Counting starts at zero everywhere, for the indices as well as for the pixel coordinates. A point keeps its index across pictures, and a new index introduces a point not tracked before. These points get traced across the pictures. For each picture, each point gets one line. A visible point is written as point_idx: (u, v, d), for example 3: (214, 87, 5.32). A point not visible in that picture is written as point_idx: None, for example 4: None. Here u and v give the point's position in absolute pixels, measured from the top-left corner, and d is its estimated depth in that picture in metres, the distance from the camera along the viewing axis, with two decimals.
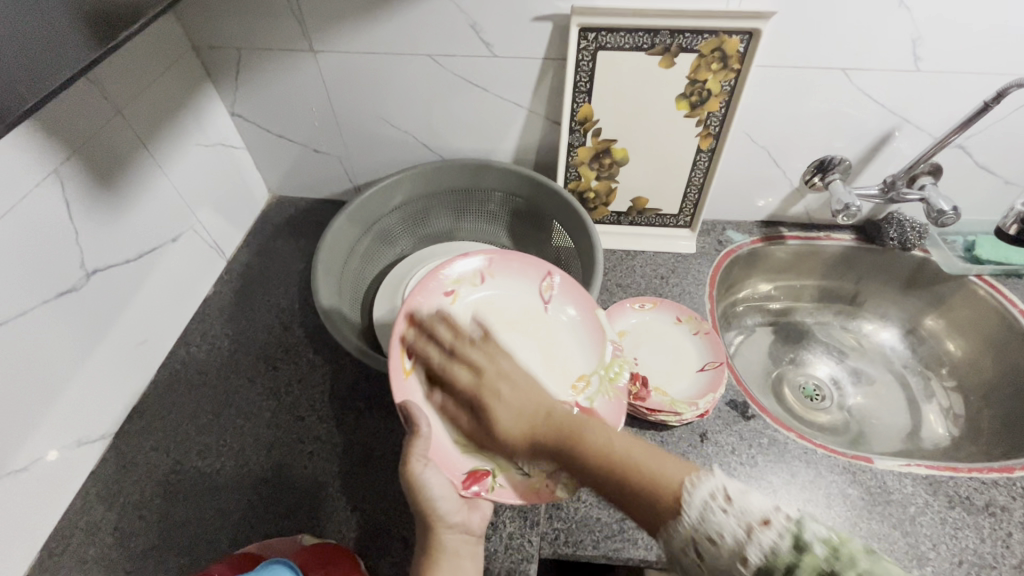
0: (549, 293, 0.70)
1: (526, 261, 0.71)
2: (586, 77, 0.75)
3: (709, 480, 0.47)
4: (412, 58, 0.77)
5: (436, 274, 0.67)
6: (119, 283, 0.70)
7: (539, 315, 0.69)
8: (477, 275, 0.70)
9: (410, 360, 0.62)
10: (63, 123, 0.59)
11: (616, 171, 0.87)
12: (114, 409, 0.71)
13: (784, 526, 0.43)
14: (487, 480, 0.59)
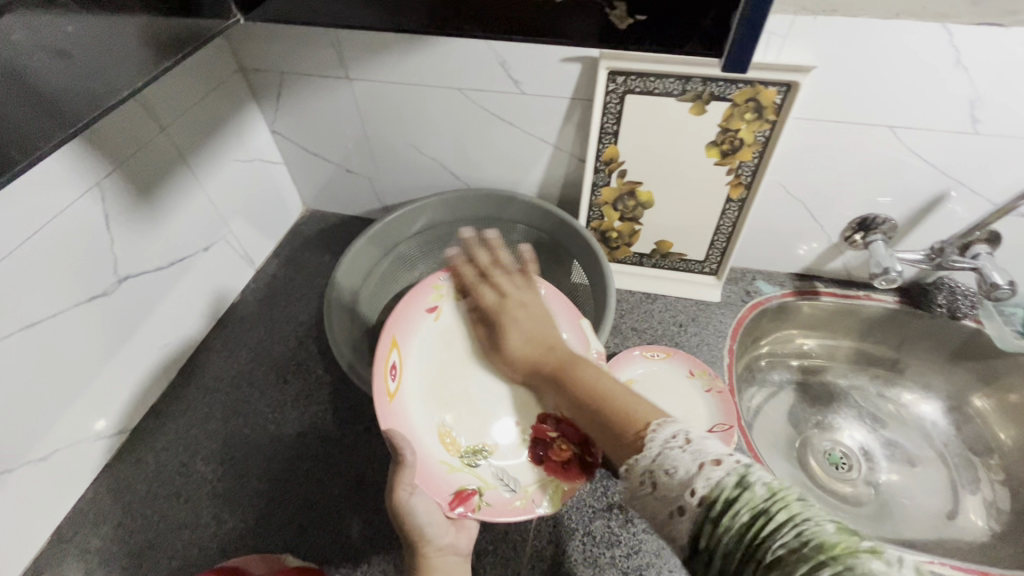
0: None
1: (508, 273, 0.71)
2: (613, 119, 0.74)
3: (672, 426, 0.44)
4: (442, 90, 0.79)
5: (417, 292, 0.68)
6: (148, 289, 0.74)
7: None
8: (462, 287, 0.70)
9: (394, 381, 0.63)
10: (110, 140, 0.64)
11: (640, 214, 0.85)
12: (134, 406, 0.75)
13: (734, 466, 0.38)
14: (473, 500, 0.59)
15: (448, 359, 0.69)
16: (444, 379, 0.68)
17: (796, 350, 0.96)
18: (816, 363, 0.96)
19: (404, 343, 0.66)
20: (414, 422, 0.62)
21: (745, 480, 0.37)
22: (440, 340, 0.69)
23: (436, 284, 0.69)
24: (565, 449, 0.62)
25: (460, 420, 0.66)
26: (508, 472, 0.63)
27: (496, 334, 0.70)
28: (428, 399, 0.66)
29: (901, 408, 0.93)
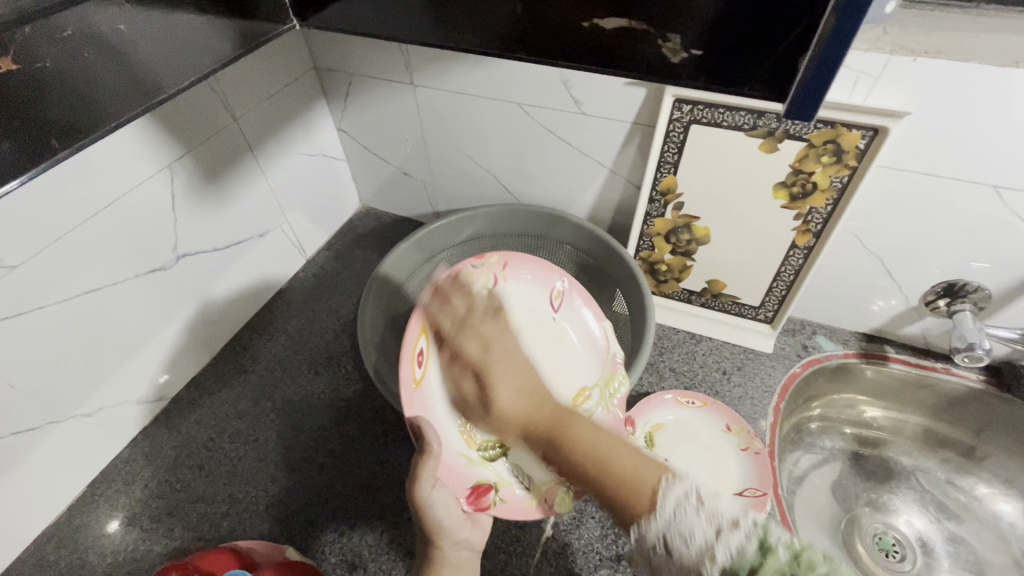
0: (558, 301, 0.69)
1: (538, 263, 0.68)
2: (674, 149, 0.71)
3: (679, 483, 0.45)
4: (502, 104, 0.78)
5: (453, 277, 0.62)
6: (203, 268, 0.78)
7: (546, 321, 0.70)
8: (493, 275, 0.66)
9: (420, 368, 0.60)
10: (186, 126, 0.68)
11: (694, 249, 0.80)
12: (176, 376, 0.79)
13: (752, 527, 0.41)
14: (488, 496, 0.61)
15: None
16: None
17: (854, 417, 0.87)
18: (876, 434, 0.86)
19: (433, 330, 0.62)
20: (437, 411, 0.62)
21: (765, 545, 0.40)
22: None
23: (470, 270, 0.63)
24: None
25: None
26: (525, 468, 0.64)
27: (523, 326, 0.69)
28: (451, 386, 0.64)
29: (975, 501, 0.81)
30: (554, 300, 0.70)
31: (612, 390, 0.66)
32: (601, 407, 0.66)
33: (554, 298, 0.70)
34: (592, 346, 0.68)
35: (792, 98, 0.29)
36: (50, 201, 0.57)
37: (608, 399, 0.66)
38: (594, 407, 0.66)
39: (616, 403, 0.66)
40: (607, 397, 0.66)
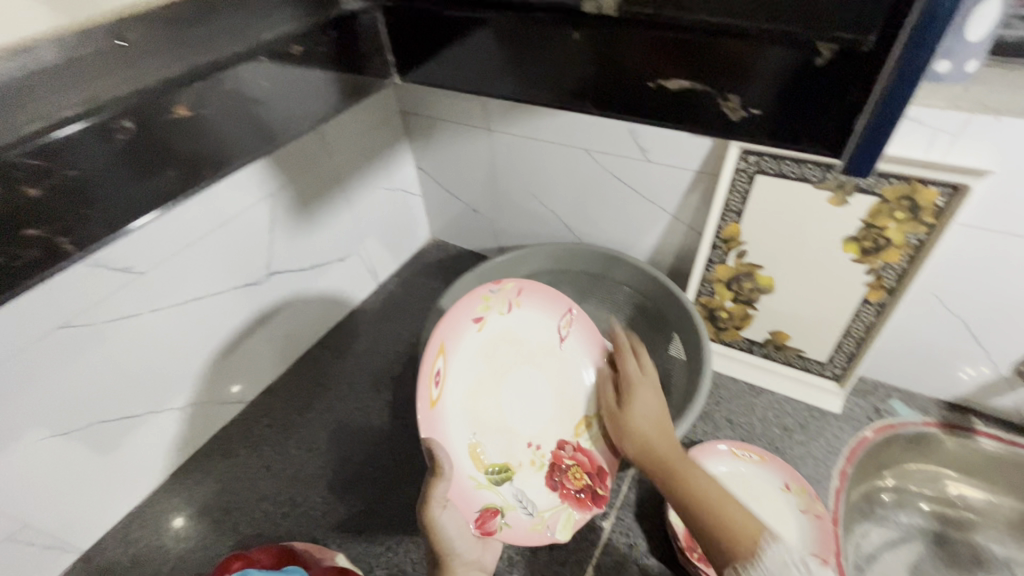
0: (566, 329, 0.69)
1: (553, 292, 0.68)
2: (739, 198, 0.71)
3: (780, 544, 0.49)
4: (570, 149, 0.83)
5: (470, 298, 0.63)
6: (288, 285, 0.86)
7: (554, 350, 0.69)
8: (508, 302, 0.67)
9: (436, 389, 0.60)
10: (289, 159, 0.78)
11: (756, 298, 0.79)
12: (256, 381, 0.87)
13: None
14: (495, 521, 0.60)
15: (484, 370, 0.65)
16: (479, 392, 0.65)
17: (935, 493, 0.79)
18: (964, 515, 0.77)
19: (448, 355, 0.61)
20: (449, 432, 0.61)
21: None
22: (479, 352, 0.65)
23: (487, 295, 0.64)
24: (581, 477, 0.65)
25: (488, 436, 0.64)
26: (528, 494, 0.64)
27: (530, 354, 0.69)
28: (461, 408, 0.63)
29: None
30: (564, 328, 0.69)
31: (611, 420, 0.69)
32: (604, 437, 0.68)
33: (562, 325, 0.70)
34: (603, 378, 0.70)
35: (848, 153, 0.31)
36: (176, 217, 0.66)
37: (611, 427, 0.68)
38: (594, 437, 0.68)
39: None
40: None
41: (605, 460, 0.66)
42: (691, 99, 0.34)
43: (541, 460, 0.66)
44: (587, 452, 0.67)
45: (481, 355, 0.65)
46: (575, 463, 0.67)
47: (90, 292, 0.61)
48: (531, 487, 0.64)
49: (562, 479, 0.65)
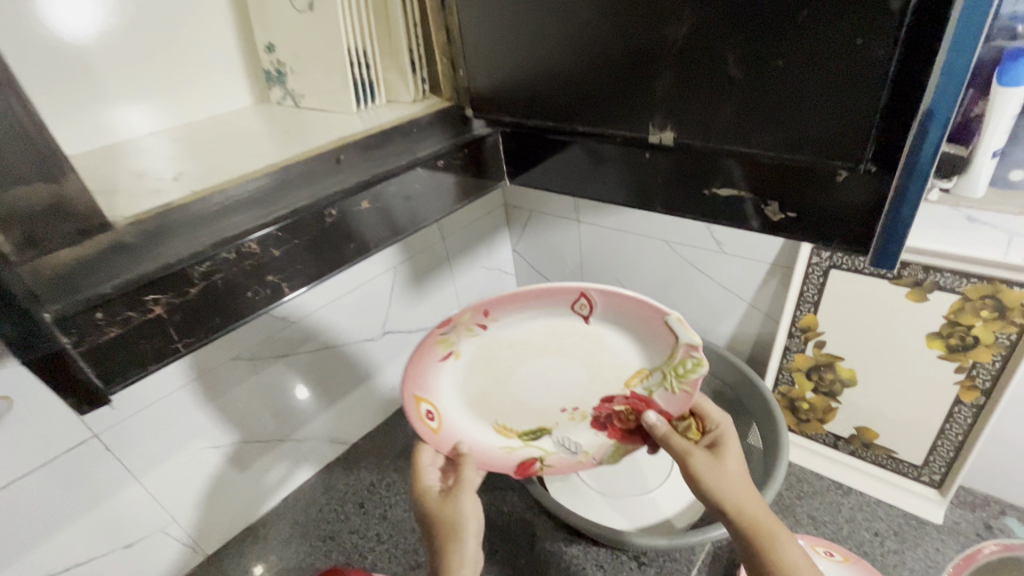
0: (586, 308, 0.60)
1: (534, 295, 0.59)
2: (814, 290, 0.75)
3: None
4: (652, 241, 0.92)
5: (428, 343, 0.58)
6: (397, 344, 1.00)
7: (567, 331, 0.61)
8: (476, 325, 0.60)
9: (433, 421, 0.58)
10: (412, 242, 0.95)
11: (838, 390, 0.78)
12: (359, 426, 0.99)
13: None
14: (534, 466, 0.60)
15: (484, 380, 0.62)
16: (488, 398, 0.62)
17: None
18: None
19: (428, 392, 0.58)
20: (472, 435, 0.61)
21: None
22: (467, 375, 0.62)
23: (442, 337, 0.59)
24: (632, 420, 0.61)
25: (514, 415, 0.62)
26: (570, 436, 0.62)
27: (539, 343, 0.62)
28: (471, 415, 0.61)
29: None
30: (582, 309, 0.60)
31: (681, 371, 0.57)
32: (660, 386, 0.59)
33: (578, 308, 0.60)
34: (649, 327, 0.59)
35: (869, 251, 0.38)
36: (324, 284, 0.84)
37: (676, 379, 0.57)
38: (655, 385, 0.59)
39: (687, 384, 0.56)
40: (676, 377, 0.58)
41: (672, 407, 0.58)
42: (744, 203, 0.42)
43: (580, 414, 0.63)
44: (644, 399, 0.60)
45: (475, 369, 0.62)
46: (630, 411, 0.61)
47: (256, 332, 0.78)
48: (575, 432, 0.62)
49: (610, 420, 0.62)
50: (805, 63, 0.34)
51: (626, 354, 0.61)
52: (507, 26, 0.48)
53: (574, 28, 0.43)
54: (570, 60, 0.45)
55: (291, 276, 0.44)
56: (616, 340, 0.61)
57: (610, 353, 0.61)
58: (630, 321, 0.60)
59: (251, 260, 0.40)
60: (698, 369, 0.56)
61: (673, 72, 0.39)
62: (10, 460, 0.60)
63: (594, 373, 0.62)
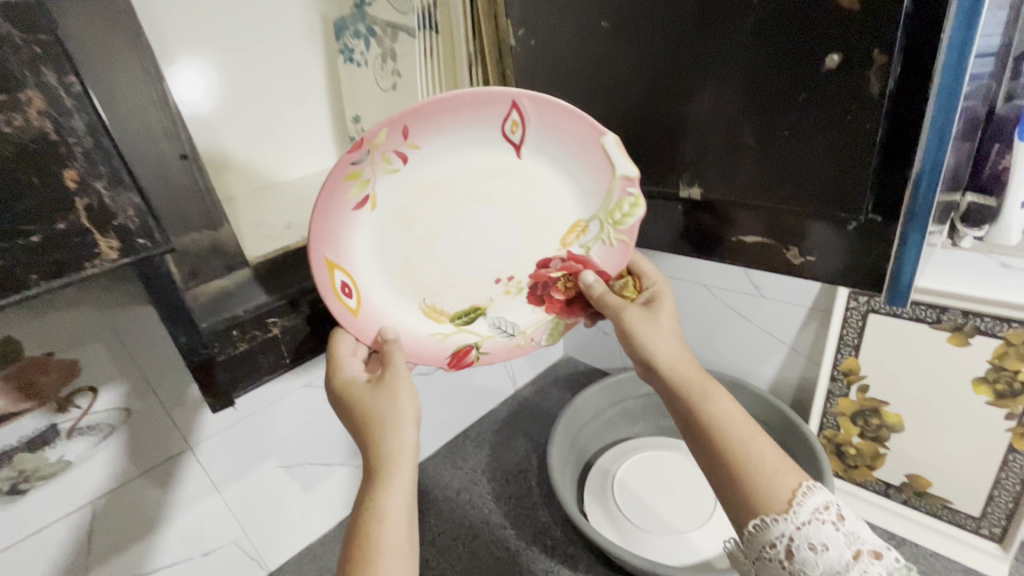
0: (517, 132, 0.46)
1: (466, 100, 0.42)
2: (854, 333, 0.76)
3: (822, 491, 0.41)
4: (692, 285, 0.94)
5: (334, 179, 0.42)
6: (447, 380, 1.04)
7: (498, 165, 0.48)
8: (394, 155, 0.44)
9: (350, 298, 0.47)
10: None
11: (886, 436, 0.78)
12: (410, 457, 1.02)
13: (891, 564, 0.38)
14: (470, 354, 0.52)
15: (408, 241, 0.49)
16: (415, 264, 0.50)
17: None
18: None
19: (343, 258, 0.46)
20: (391, 315, 0.50)
21: None
22: (383, 233, 0.48)
23: (353, 171, 0.42)
24: (570, 288, 0.53)
25: (441, 292, 0.52)
26: (507, 317, 0.54)
27: (463, 188, 0.48)
28: (394, 288, 0.50)
29: None
30: (513, 133, 0.46)
31: (617, 218, 0.50)
32: (598, 241, 0.52)
33: (508, 128, 0.46)
34: (588, 163, 0.48)
35: (886, 286, 0.42)
36: None
37: (612, 229, 0.51)
38: (592, 241, 0.52)
39: (624, 233, 0.50)
40: (612, 226, 0.50)
41: (611, 265, 0.52)
42: (767, 249, 0.46)
43: (517, 286, 0.54)
44: (582, 259, 0.53)
45: (392, 224, 0.48)
46: (565, 276, 0.53)
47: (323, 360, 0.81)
48: (511, 311, 0.54)
49: (548, 292, 0.54)
50: (809, 133, 0.38)
51: (560, 204, 0.51)
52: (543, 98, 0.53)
53: (603, 102, 0.48)
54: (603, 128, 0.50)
55: None
56: (552, 182, 0.49)
57: (545, 200, 0.50)
58: (573, 151, 0.47)
59: None
60: (635, 214, 0.48)
61: (695, 140, 0.44)
62: (119, 466, 0.65)
63: (531, 233, 0.52)
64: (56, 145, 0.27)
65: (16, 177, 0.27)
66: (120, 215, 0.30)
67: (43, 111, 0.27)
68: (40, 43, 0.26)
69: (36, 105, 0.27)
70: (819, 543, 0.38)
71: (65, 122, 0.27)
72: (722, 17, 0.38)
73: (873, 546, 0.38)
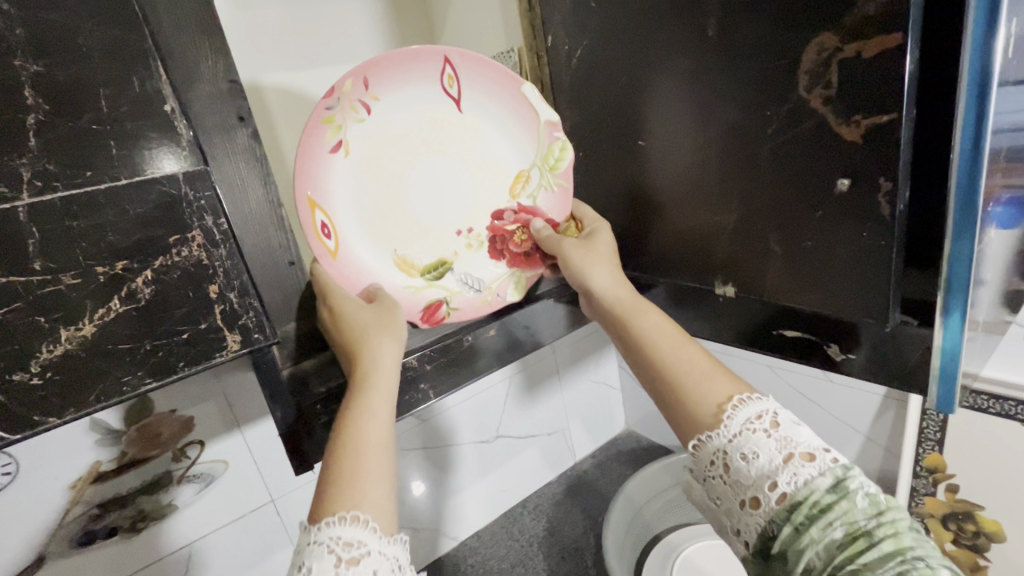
0: (454, 87, 0.55)
1: (410, 55, 0.51)
2: (936, 426, 0.70)
3: (758, 402, 0.43)
4: (752, 363, 0.92)
5: (315, 121, 0.48)
6: (508, 448, 1.07)
7: (448, 118, 0.56)
8: (360, 104, 0.51)
9: (330, 240, 0.51)
10: (532, 363, 1.08)
11: (985, 545, 0.70)
12: (470, 523, 1.04)
13: (830, 467, 0.39)
14: (442, 310, 0.58)
15: (379, 189, 0.55)
16: (384, 213, 0.55)
17: None
18: None
19: (323, 199, 0.51)
20: (367, 266, 0.55)
21: None
22: (358, 180, 0.53)
23: (327, 115, 0.49)
24: (525, 241, 0.61)
25: (411, 242, 0.58)
26: (472, 274, 0.61)
27: (422, 136, 0.56)
28: (369, 237, 0.55)
29: None
30: (450, 88, 0.55)
31: (552, 164, 0.58)
32: (543, 188, 0.60)
33: (447, 83, 0.54)
34: (517, 112, 0.57)
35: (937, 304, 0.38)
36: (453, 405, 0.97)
37: (550, 174, 0.59)
38: (535, 189, 0.60)
39: (561, 177, 0.59)
40: (548, 172, 0.59)
41: (557, 211, 0.60)
42: (809, 344, 0.47)
43: (477, 239, 0.61)
44: (530, 209, 0.61)
45: (365, 171, 0.53)
46: (519, 228, 0.61)
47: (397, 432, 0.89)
48: (473, 265, 0.61)
49: (505, 247, 0.61)
50: (829, 246, 0.40)
51: (501, 154, 0.59)
52: (601, 201, 0.60)
53: (633, 192, 0.55)
54: (632, 207, 0.56)
55: (434, 384, 0.57)
56: (490, 132, 0.58)
57: (488, 151, 0.59)
58: (502, 103, 0.57)
59: (410, 371, 0.55)
60: (565, 157, 0.57)
61: (724, 240, 0.48)
62: (218, 512, 0.74)
63: (481, 182, 0.59)
64: (207, 267, 0.37)
65: (179, 291, 0.36)
66: (243, 316, 0.38)
67: (202, 243, 0.36)
68: (205, 196, 0.36)
69: (197, 240, 0.36)
70: (750, 453, 0.41)
71: (215, 250, 0.37)
72: (743, 142, 0.43)
73: (808, 448, 0.40)
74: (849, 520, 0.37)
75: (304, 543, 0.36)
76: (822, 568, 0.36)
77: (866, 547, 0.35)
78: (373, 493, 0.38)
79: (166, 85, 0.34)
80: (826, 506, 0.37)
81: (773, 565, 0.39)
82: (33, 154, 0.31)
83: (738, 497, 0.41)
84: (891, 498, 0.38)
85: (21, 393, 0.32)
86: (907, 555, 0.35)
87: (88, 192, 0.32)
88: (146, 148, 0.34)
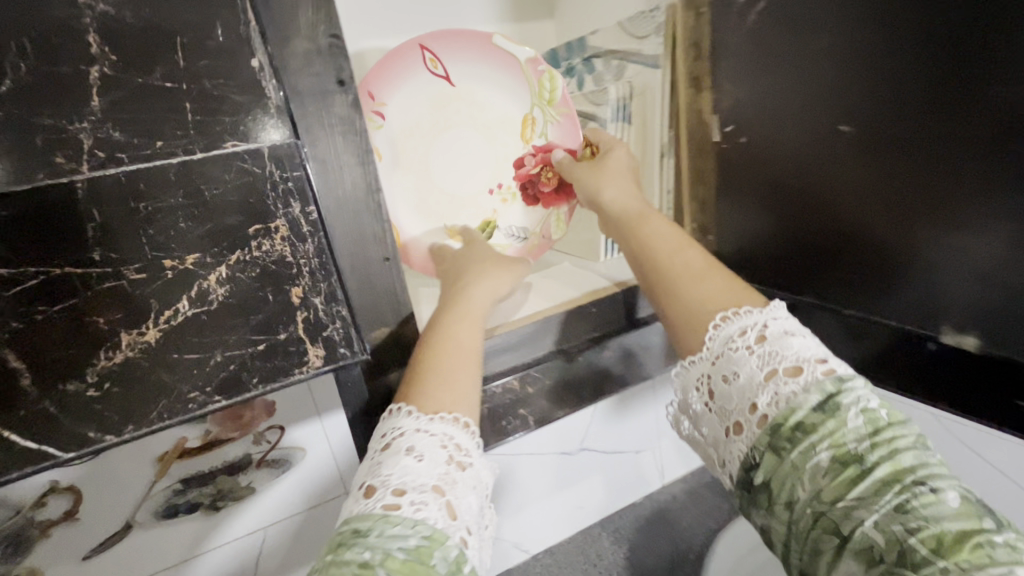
0: (439, 66, 0.52)
1: (388, 56, 0.49)
2: None
3: (749, 316, 0.36)
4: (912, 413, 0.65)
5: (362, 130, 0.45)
6: (588, 462, 0.96)
7: (445, 97, 0.53)
8: (375, 114, 0.49)
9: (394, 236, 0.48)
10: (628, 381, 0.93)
11: None
12: (539, 537, 0.96)
13: (817, 381, 0.31)
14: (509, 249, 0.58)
15: (412, 178, 0.52)
16: (423, 199, 0.54)
17: None
18: None
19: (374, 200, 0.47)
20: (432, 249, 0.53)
21: None
22: (398, 176, 0.51)
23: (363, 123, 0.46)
24: (553, 178, 0.58)
25: (455, 214, 0.56)
26: (514, 223, 0.59)
27: (429, 122, 0.53)
28: (422, 223, 0.53)
29: None
30: (433, 67, 0.52)
31: (549, 98, 0.56)
32: (550, 123, 0.57)
33: (429, 65, 0.52)
34: (500, 62, 0.54)
35: None
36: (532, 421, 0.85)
37: (550, 108, 0.56)
38: (544, 127, 0.57)
39: (561, 107, 0.56)
40: (548, 107, 0.56)
41: (568, 139, 0.57)
42: None
43: (510, 192, 0.58)
44: (545, 146, 0.58)
45: (399, 167, 0.51)
46: (543, 167, 0.58)
47: None
48: (510, 214, 0.59)
49: (534, 187, 0.58)
50: None
51: (503, 107, 0.56)
52: (758, 207, 0.47)
53: (794, 202, 0.43)
54: (789, 223, 0.45)
55: (535, 411, 0.48)
56: (486, 92, 0.55)
57: (491, 110, 0.56)
58: (484, 63, 0.54)
59: (509, 393, 0.47)
60: (557, 86, 0.55)
61: (967, 276, 0.35)
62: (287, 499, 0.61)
63: (495, 140, 0.57)
64: (290, 267, 0.30)
65: (255, 295, 0.29)
66: (328, 328, 0.31)
67: (286, 236, 0.29)
68: (294, 177, 0.29)
69: (281, 232, 0.29)
70: (729, 373, 0.35)
71: (300, 245, 0.30)
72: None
73: (795, 359, 0.33)
74: (835, 442, 0.29)
75: (407, 431, 0.34)
76: (807, 502, 0.29)
77: (858, 480, 0.28)
78: (467, 394, 0.38)
79: (255, 34, 0.27)
80: (810, 428, 0.30)
81: (757, 502, 0.32)
82: (95, 118, 0.25)
83: (723, 424, 0.36)
84: (896, 412, 0.30)
85: (76, 406, 0.27)
86: (908, 481, 0.27)
87: (157, 168, 0.26)
88: (227, 113, 0.27)
